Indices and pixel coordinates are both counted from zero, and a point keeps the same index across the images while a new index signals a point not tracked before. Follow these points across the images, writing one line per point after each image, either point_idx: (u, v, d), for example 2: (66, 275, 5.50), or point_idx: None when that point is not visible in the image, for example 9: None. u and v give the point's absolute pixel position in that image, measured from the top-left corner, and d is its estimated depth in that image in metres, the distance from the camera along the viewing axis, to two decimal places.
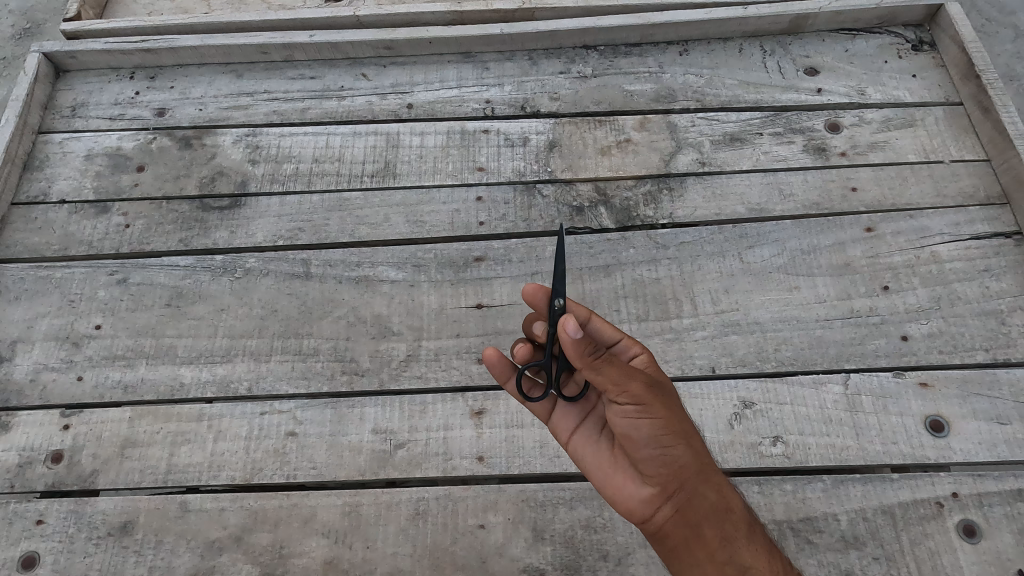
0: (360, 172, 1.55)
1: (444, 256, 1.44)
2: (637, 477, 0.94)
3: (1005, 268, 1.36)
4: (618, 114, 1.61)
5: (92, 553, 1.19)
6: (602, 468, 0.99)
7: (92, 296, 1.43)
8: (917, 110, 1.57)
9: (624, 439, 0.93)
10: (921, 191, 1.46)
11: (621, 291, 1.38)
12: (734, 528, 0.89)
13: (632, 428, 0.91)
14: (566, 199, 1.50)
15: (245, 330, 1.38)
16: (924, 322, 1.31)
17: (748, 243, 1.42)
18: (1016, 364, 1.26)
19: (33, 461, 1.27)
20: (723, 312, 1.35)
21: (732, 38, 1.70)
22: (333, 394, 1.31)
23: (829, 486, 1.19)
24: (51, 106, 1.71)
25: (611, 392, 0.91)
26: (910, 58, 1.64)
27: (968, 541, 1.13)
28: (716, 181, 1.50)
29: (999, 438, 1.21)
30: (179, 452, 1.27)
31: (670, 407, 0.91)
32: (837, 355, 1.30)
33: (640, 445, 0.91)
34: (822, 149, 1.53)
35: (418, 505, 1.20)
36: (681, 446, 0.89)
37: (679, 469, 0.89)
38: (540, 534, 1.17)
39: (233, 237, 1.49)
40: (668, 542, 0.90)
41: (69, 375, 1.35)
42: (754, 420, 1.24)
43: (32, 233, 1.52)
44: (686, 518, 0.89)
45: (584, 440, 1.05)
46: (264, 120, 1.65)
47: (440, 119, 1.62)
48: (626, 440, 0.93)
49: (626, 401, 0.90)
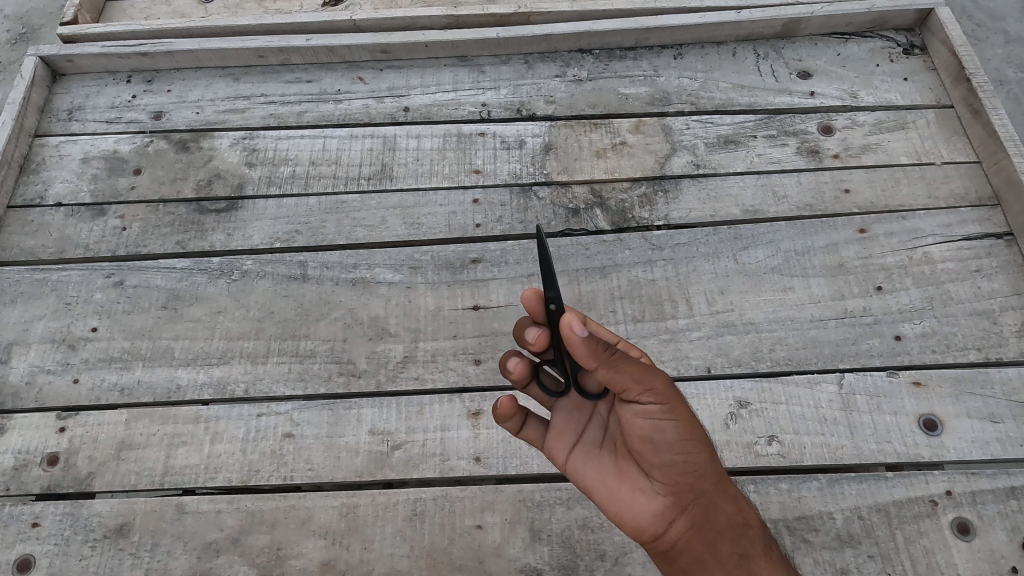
0: (357, 175, 1.56)
1: (441, 258, 1.44)
2: (649, 489, 0.93)
3: (996, 269, 1.37)
4: (613, 116, 1.62)
5: (88, 555, 1.19)
6: (608, 482, 0.97)
7: (88, 299, 1.43)
8: (909, 113, 1.58)
9: (643, 445, 0.92)
10: (913, 192, 1.47)
11: (617, 292, 1.39)
12: (746, 538, 0.92)
13: (653, 435, 0.90)
14: (562, 201, 1.51)
15: (243, 332, 1.38)
16: (917, 322, 1.33)
17: (742, 244, 1.43)
18: (1008, 363, 1.28)
19: (28, 463, 1.27)
20: (719, 312, 1.36)
21: (726, 42, 1.72)
22: (330, 396, 1.31)
23: (824, 485, 1.20)
24: (48, 109, 1.71)
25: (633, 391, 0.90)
26: (901, 62, 1.66)
27: (962, 539, 1.14)
28: (711, 183, 1.52)
29: (992, 436, 1.22)
30: (176, 454, 1.27)
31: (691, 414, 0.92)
32: (831, 355, 1.31)
33: (664, 452, 0.90)
34: (815, 152, 1.55)
35: (416, 506, 1.21)
36: (702, 454, 0.90)
37: (698, 479, 0.90)
38: (537, 534, 1.18)
39: (230, 240, 1.49)
40: (682, 557, 0.91)
41: (65, 377, 1.35)
42: (749, 419, 1.25)
43: (29, 236, 1.51)
44: (702, 530, 0.91)
45: (585, 454, 1.02)
46: (261, 124, 1.65)
47: (437, 122, 1.63)
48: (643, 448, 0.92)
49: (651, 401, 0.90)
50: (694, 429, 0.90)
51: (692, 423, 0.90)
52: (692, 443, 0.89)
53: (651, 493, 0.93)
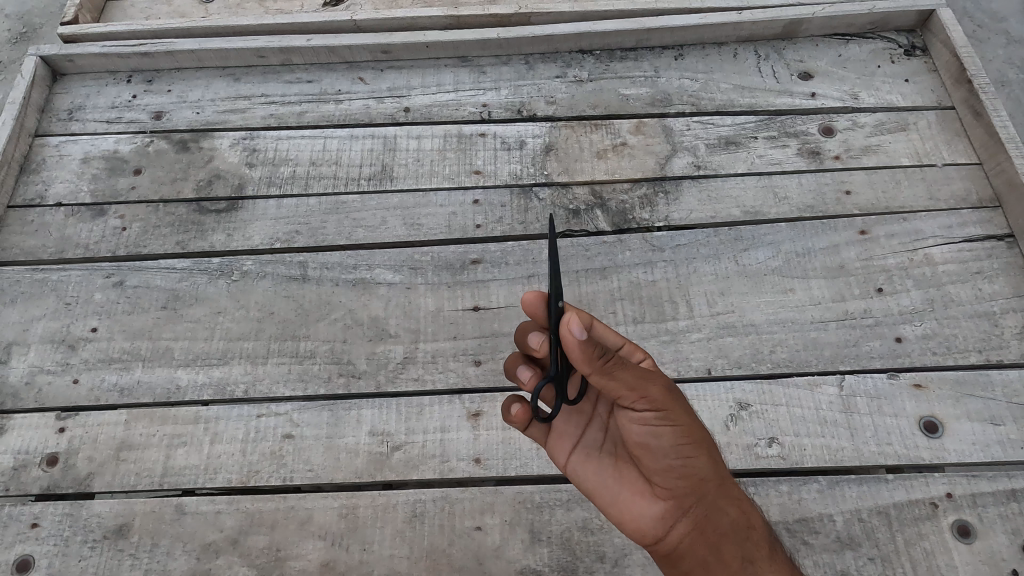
0: (357, 175, 1.56)
1: (441, 259, 1.44)
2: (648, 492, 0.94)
3: (997, 271, 1.37)
4: (614, 117, 1.62)
5: (87, 556, 1.18)
6: (608, 485, 0.97)
7: (88, 299, 1.43)
8: (910, 114, 1.58)
9: (641, 450, 0.93)
10: (914, 194, 1.47)
11: (618, 293, 1.39)
12: (750, 540, 0.92)
13: (650, 441, 0.91)
14: (563, 201, 1.50)
15: (242, 333, 1.38)
16: (918, 324, 1.32)
17: (743, 246, 1.43)
18: (1009, 365, 1.27)
19: (28, 464, 1.27)
20: (719, 314, 1.36)
21: (727, 43, 1.72)
22: (330, 396, 1.31)
23: (825, 487, 1.19)
24: (48, 109, 1.71)
25: (628, 398, 0.89)
26: (903, 63, 1.66)
27: (962, 541, 1.14)
28: (711, 184, 1.51)
29: (993, 438, 1.22)
30: (176, 455, 1.27)
31: (690, 416, 0.92)
32: (831, 357, 1.30)
33: (662, 456, 0.91)
34: (816, 153, 1.54)
35: (416, 507, 1.20)
36: (702, 458, 0.91)
37: (698, 482, 0.91)
38: (537, 535, 1.17)
39: (230, 240, 1.49)
40: (683, 559, 0.92)
41: (64, 378, 1.35)
42: (749, 421, 1.25)
43: (28, 236, 1.51)
44: (703, 532, 0.92)
45: (585, 455, 1.01)
46: (262, 124, 1.65)
47: (437, 122, 1.63)
48: (642, 452, 0.93)
49: (646, 408, 0.89)
50: (693, 433, 0.90)
51: (690, 426, 0.90)
52: (692, 447, 0.90)
53: (651, 496, 0.94)
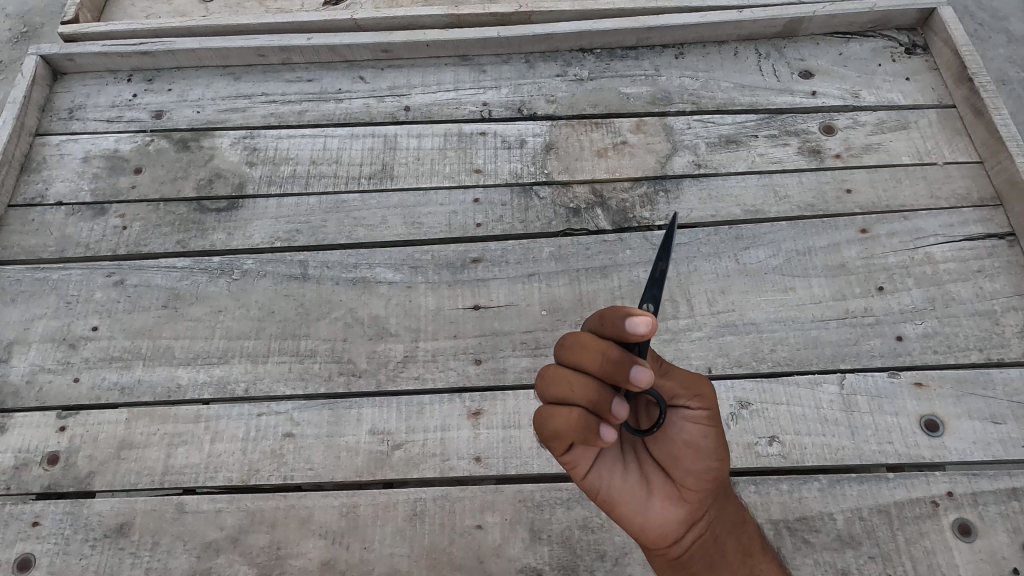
0: (357, 174, 1.56)
1: (441, 258, 1.44)
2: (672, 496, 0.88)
3: (998, 269, 1.37)
4: (614, 116, 1.62)
5: (88, 554, 1.19)
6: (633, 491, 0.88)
7: (89, 298, 1.43)
8: (911, 112, 1.58)
9: (678, 452, 0.88)
10: (915, 193, 1.47)
11: (618, 292, 1.39)
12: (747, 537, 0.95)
13: (692, 440, 0.87)
14: (563, 200, 1.50)
15: (243, 331, 1.38)
16: (918, 323, 1.32)
17: (743, 245, 1.43)
18: (1010, 363, 1.27)
19: (29, 462, 1.27)
20: (719, 313, 1.36)
21: (727, 42, 1.72)
22: (330, 395, 1.31)
23: (825, 486, 1.19)
24: (49, 109, 1.71)
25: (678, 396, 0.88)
26: (903, 61, 1.66)
27: (963, 540, 1.13)
28: (711, 183, 1.51)
29: (993, 437, 1.21)
30: (176, 454, 1.27)
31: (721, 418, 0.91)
32: (832, 356, 1.30)
33: (699, 458, 0.87)
34: (817, 151, 1.54)
35: (416, 506, 1.20)
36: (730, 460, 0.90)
37: (724, 483, 0.90)
38: (537, 534, 1.18)
39: (230, 239, 1.49)
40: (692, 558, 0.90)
41: (65, 376, 1.35)
42: (750, 420, 1.25)
43: (29, 235, 1.51)
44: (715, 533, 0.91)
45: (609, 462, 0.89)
46: (262, 123, 1.65)
47: (437, 121, 1.63)
48: (675, 454, 0.88)
49: (696, 407, 0.88)
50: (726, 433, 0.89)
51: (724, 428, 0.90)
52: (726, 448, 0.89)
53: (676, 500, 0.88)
